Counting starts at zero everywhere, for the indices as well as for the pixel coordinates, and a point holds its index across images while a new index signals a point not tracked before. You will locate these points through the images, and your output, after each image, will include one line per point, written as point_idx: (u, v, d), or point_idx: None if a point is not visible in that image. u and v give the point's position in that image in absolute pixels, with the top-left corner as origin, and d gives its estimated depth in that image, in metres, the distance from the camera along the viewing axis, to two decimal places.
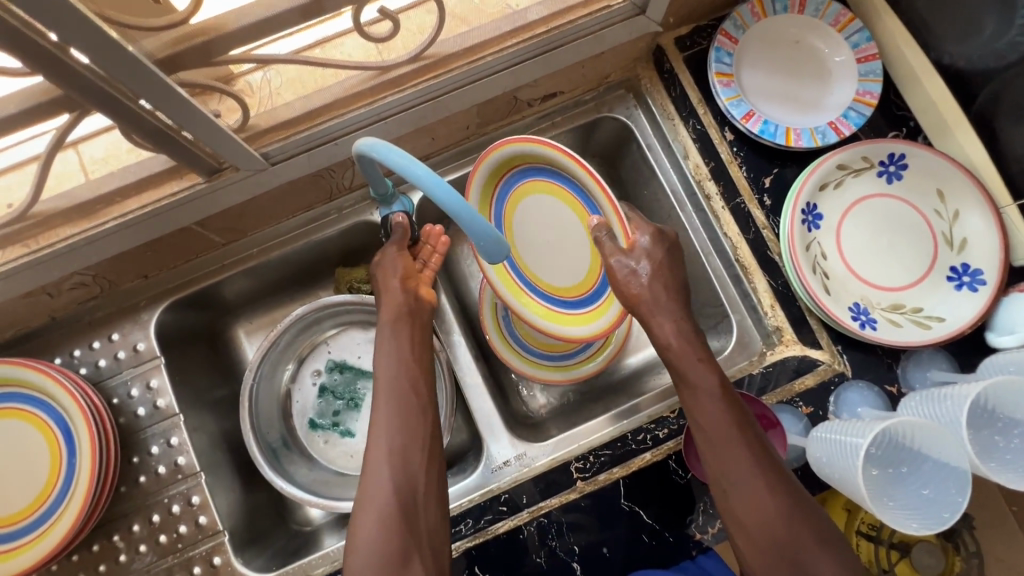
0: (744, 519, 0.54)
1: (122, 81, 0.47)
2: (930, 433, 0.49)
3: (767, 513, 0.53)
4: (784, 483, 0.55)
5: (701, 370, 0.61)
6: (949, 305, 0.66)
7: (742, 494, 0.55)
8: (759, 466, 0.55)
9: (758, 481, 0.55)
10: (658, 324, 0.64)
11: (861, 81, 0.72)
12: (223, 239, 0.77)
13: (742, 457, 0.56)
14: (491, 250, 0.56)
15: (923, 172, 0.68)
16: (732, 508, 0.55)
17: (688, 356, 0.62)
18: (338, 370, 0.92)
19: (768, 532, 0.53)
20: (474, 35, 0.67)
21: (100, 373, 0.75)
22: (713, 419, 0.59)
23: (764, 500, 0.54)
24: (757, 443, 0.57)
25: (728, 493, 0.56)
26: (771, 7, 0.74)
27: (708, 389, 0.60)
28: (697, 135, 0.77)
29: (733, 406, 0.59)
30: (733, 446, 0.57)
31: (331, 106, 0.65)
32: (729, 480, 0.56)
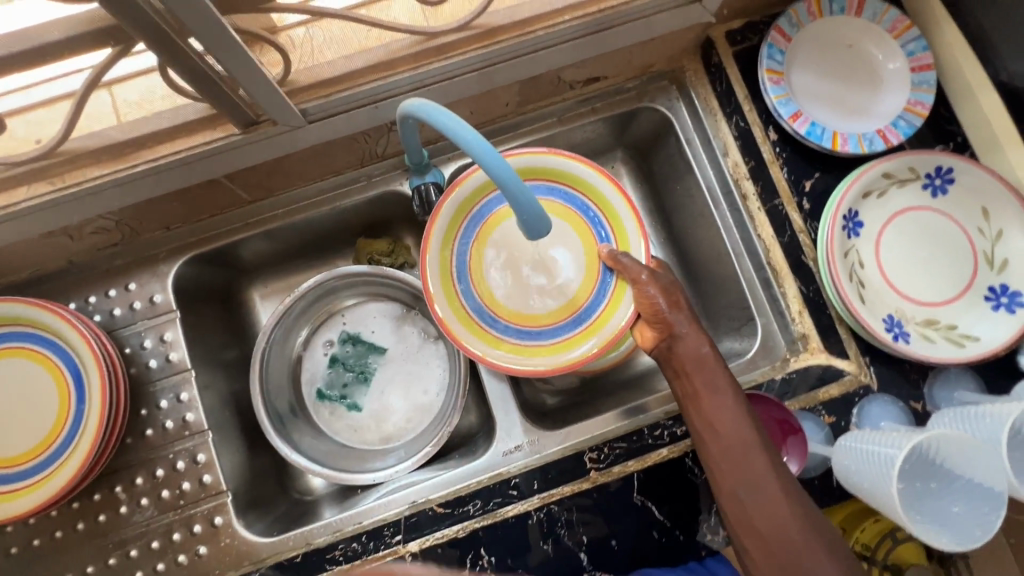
0: (760, 529, 0.55)
1: (176, 17, 0.46)
2: (971, 451, 0.47)
3: (787, 526, 0.54)
4: (799, 494, 0.56)
5: (721, 383, 0.61)
6: (985, 325, 0.65)
7: (760, 505, 0.56)
8: (775, 475, 0.57)
9: (778, 490, 0.55)
10: (682, 338, 0.64)
11: (913, 91, 0.70)
12: (250, 196, 0.76)
13: (761, 466, 0.57)
14: (534, 226, 0.54)
15: (970, 188, 0.67)
16: (750, 519, 0.55)
17: (709, 369, 0.62)
18: (351, 342, 0.91)
19: (784, 543, 0.54)
20: (525, 9, 0.65)
21: (114, 322, 0.74)
22: (732, 430, 0.59)
23: (779, 507, 0.55)
24: (772, 453, 0.58)
25: (744, 504, 0.56)
26: (828, 8, 0.72)
27: (729, 398, 0.60)
28: (739, 132, 0.75)
29: (751, 416, 0.60)
30: (752, 454, 0.57)
31: (375, 68, 0.64)
32: (746, 490, 0.56)
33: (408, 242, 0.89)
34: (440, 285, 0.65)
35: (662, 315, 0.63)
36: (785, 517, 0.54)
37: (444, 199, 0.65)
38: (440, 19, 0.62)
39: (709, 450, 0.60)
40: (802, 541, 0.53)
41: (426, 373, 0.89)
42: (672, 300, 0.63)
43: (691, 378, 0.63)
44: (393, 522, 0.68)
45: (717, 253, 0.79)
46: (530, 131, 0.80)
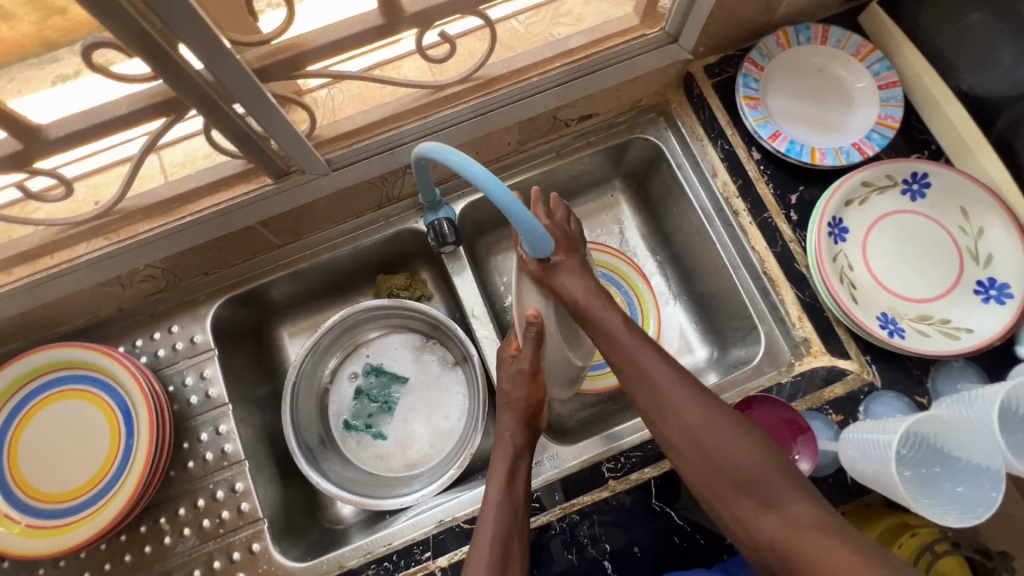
0: (678, 443, 0.58)
1: (224, 86, 0.55)
2: (963, 430, 0.51)
3: (698, 429, 0.57)
4: (708, 396, 0.59)
5: (606, 314, 0.64)
6: (977, 316, 0.68)
7: (669, 420, 0.59)
8: (678, 387, 0.59)
9: (684, 398, 0.58)
10: (564, 282, 0.65)
11: (883, 106, 0.76)
12: (279, 241, 0.83)
13: (662, 384, 0.59)
14: (537, 244, 0.61)
15: (945, 190, 0.72)
16: (662, 430, 0.59)
17: (591, 305, 0.64)
18: (375, 373, 0.96)
19: (701, 451, 0.56)
20: (519, 59, 0.74)
21: (158, 362, 0.80)
22: (628, 359, 0.62)
23: (684, 416, 0.58)
24: (673, 368, 0.61)
25: (656, 420, 0.60)
26: (796, 38, 0.79)
27: (615, 326, 0.63)
28: (725, 154, 0.81)
29: (642, 338, 0.63)
30: (652, 373, 0.60)
31: (389, 119, 0.72)
32: (653, 408, 0.60)
33: (424, 276, 0.96)
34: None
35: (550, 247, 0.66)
36: (693, 420, 0.57)
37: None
38: (445, 75, 0.72)
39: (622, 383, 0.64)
40: (716, 445, 0.56)
41: (446, 400, 0.94)
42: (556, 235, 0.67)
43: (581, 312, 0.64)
44: (422, 540, 0.72)
45: (715, 267, 0.83)
46: (529, 167, 0.87)
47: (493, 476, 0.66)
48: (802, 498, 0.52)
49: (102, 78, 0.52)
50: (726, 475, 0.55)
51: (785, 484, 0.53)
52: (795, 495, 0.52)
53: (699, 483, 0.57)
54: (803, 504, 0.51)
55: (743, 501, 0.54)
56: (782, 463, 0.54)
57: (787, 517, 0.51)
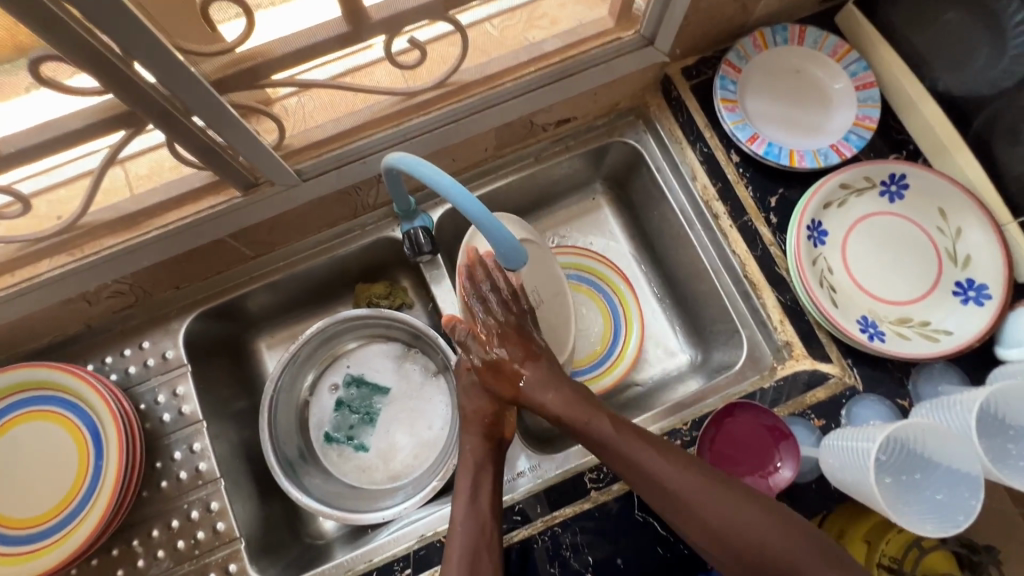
0: (707, 544, 0.57)
1: (181, 98, 0.53)
2: (941, 439, 0.50)
3: (727, 534, 0.56)
4: (719, 487, 0.58)
5: (563, 390, 0.65)
6: (956, 318, 0.68)
7: (682, 514, 0.58)
8: (671, 471, 0.59)
9: (702, 496, 0.57)
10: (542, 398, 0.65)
11: (860, 107, 0.76)
12: (253, 252, 0.81)
13: (653, 465, 0.59)
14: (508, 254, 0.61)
15: (923, 191, 0.71)
16: (681, 528, 0.58)
17: (576, 417, 0.63)
18: (356, 384, 0.94)
19: (729, 547, 0.56)
20: (494, 64, 0.72)
21: (130, 380, 0.78)
22: (627, 471, 0.60)
23: (699, 511, 0.57)
24: (672, 459, 0.60)
25: (665, 512, 0.59)
26: (773, 40, 0.79)
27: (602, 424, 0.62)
28: (704, 157, 0.80)
29: (630, 430, 0.62)
30: (637, 456, 0.60)
31: (361, 127, 0.71)
32: (663, 501, 0.59)
33: (404, 284, 0.95)
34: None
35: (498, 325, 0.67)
36: (725, 525, 0.56)
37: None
38: (418, 80, 0.69)
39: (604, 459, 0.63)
40: (744, 541, 0.56)
41: (429, 409, 0.92)
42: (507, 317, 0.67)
43: (560, 399, 0.64)
44: (403, 557, 0.71)
45: (697, 271, 0.83)
46: (506, 173, 0.86)
47: (458, 494, 0.66)
48: (839, 572, 0.54)
49: (50, 92, 0.50)
50: (762, 568, 0.56)
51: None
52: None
53: (735, 575, 0.57)
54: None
55: None
56: (825, 547, 0.55)
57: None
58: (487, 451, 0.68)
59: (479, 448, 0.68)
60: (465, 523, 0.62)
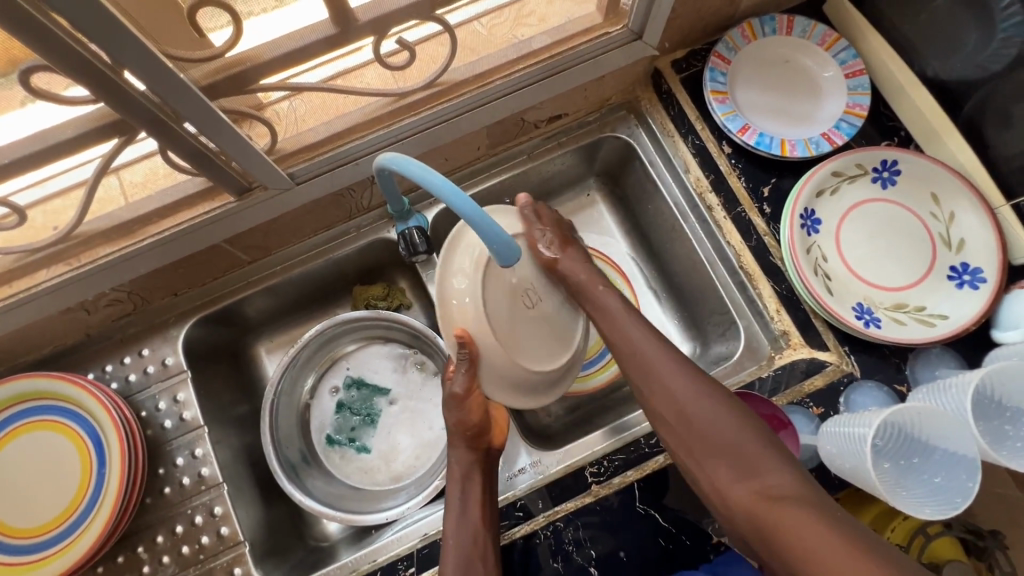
0: (664, 413, 0.61)
1: (171, 106, 0.54)
2: (937, 422, 0.50)
3: (685, 400, 0.60)
4: (693, 368, 0.62)
5: (605, 295, 0.66)
6: (951, 302, 0.68)
7: (656, 386, 0.62)
8: (667, 358, 0.63)
9: (684, 385, 0.60)
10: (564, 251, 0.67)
11: (850, 95, 0.76)
12: (249, 257, 0.81)
13: (654, 354, 0.63)
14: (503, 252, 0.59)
15: (915, 177, 0.71)
16: (648, 399, 0.62)
17: (583, 272, 0.67)
18: (356, 386, 0.95)
19: (678, 415, 0.60)
20: (483, 63, 0.72)
21: (130, 388, 0.78)
22: (625, 342, 0.65)
23: (669, 382, 0.61)
24: (661, 342, 0.64)
25: (644, 391, 0.63)
26: (761, 30, 0.79)
27: (612, 298, 0.67)
28: (696, 149, 0.80)
29: (637, 317, 0.66)
30: (641, 344, 0.64)
31: (352, 129, 0.71)
32: (643, 380, 0.63)
33: (401, 285, 0.95)
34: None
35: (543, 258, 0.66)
36: (679, 390, 0.60)
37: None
38: (409, 80, 0.69)
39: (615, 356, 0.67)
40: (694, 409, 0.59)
41: (430, 409, 0.93)
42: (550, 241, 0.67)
43: (573, 293, 0.66)
44: (406, 556, 0.71)
45: (693, 263, 0.83)
46: (499, 171, 0.86)
47: (450, 505, 0.66)
48: (781, 466, 0.54)
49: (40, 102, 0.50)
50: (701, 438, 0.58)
51: (765, 452, 0.55)
52: (762, 452, 0.55)
53: (676, 446, 0.60)
54: (771, 462, 0.54)
55: (723, 470, 0.56)
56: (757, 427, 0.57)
57: (762, 483, 0.53)
58: (474, 460, 0.68)
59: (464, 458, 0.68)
60: (457, 534, 0.63)
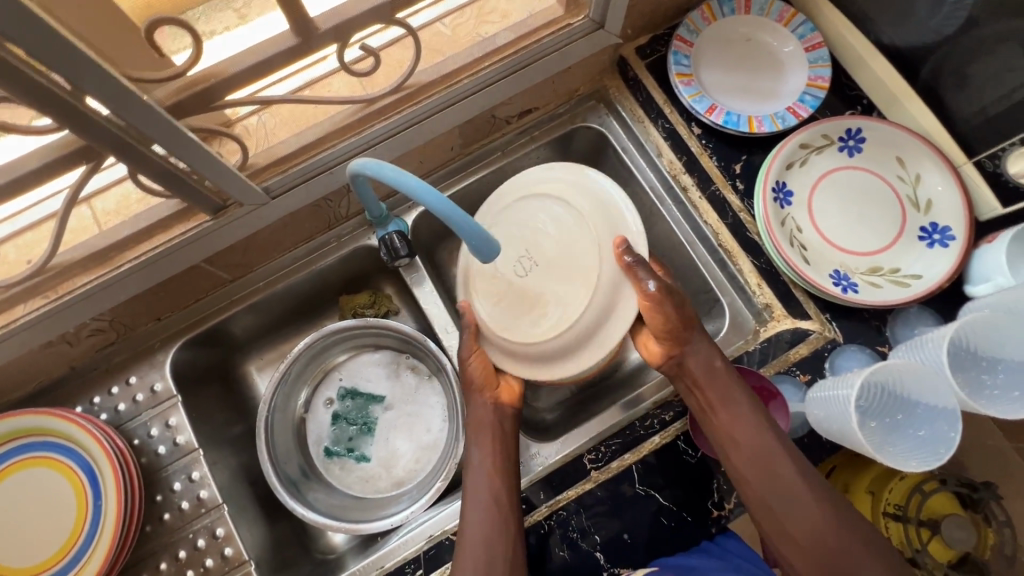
0: (797, 537, 0.61)
1: (136, 128, 0.53)
2: (916, 375, 0.52)
3: (822, 529, 0.60)
4: (823, 487, 0.62)
5: (733, 392, 0.66)
6: (924, 262, 0.70)
7: (790, 510, 0.61)
8: (801, 478, 0.62)
9: (822, 515, 0.60)
10: (691, 354, 0.68)
11: (812, 68, 0.77)
12: (230, 275, 0.81)
13: (787, 473, 0.62)
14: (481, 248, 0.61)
15: (880, 143, 0.73)
16: (781, 520, 0.61)
17: (720, 382, 0.66)
18: (350, 396, 0.95)
19: (818, 542, 0.60)
20: (449, 62, 0.74)
21: (120, 417, 0.78)
22: (760, 461, 0.63)
23: (805, 506, 0.61)
24: (798, 462, 0.63)
25: (776, 510, 0.62)
26: (720, 11, 0.80)
27: (747, 412, 0.65)
28: (667, 133, 0.81)
29: (773, 431, 0.64)
30: (775, 460, 0.62)
31: (323, 139, 0.71)
32: (773, 498, 0.62)
33: (387, 291, 0.95)
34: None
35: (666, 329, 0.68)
36: (811, 509, 0.61)
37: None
38: (377, 86, 0.71)
39: (729, 459, 0.64)
40: (836, 540, 0.59)
41: (427, 412, 0.93)
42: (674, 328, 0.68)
43: (702, 390, 0.67)
44: (413, 559, 0.73)
45: (673, 245, 0.84)
46: (475, 170, 0.87)
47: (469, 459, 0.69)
48: None
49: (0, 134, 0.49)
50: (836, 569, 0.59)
51: None
52: None
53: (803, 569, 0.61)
54: None
55: None
56: (871, 543, 0.60)
57: None
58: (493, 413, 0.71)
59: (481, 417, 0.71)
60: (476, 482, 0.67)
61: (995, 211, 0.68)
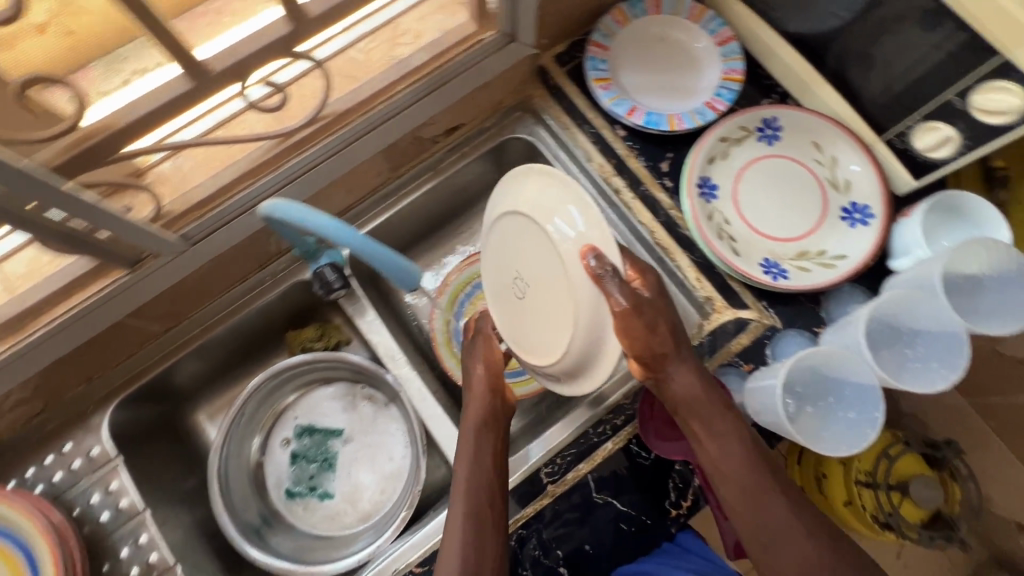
0: None
1: (21, 192, 0.50)
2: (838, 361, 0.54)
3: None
4: (822, 525, 0.55)
5: (724, 418, 0.58)
6: (848, 242, 0.72)
7: (786, 551, 0.54)
8: (794, 513, 0.55)
9: (822, 558, 0.53)
10: (674, 378, 0.59)
11: (725, 61, 0.79)
12: (162, 326, 0.78)
13: (779, 508, 0.55)
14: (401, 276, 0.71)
15: (794, 130, 0.75)
16: (775, 561, 0.54)
17: (706, 410, 0.58)
18: (307, 434, 0.92)
19: None
20: (364, 89, 0.73)
21: (56, 488, 0.74)
22: (751, 494, 0.56)
23: (802, 547, 0.54)
24: (790, 494, 0.56)
25: (770, 549, 0.54)
26: (631, 13, 0.81)
27: (736, 441, 0.57)
28: (594, 138, 0.82)
29: (764, 461, 0.57)
30: (768, 493, 0.56)
31: (239, 179, 0.69)
32: (767, 536, 0.55)
33: (337, 321, 0.93)
34: (448, 355, 0.84)
35: (643, 353, 0.57)
36: (812, 556, 0.53)
37: (467, 261, 0.90)
38: (294, 118, 0.70)
39: (719, 490, 0.58)
40: None
41: (388, 441, 0.91)
42: (657, 352, 0.57)
43: (688, 413, 0.59)
44: None
45: None
46: (408, 191, 0.86)
47: (463, 452, 0.63)
48: None
49: None
50: None
51: None
52: None
53: None
54: None
55: None
56: None
57: None
58: (496, 406, 0.65)
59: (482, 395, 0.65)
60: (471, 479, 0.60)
61: (910, 185, 0.70)
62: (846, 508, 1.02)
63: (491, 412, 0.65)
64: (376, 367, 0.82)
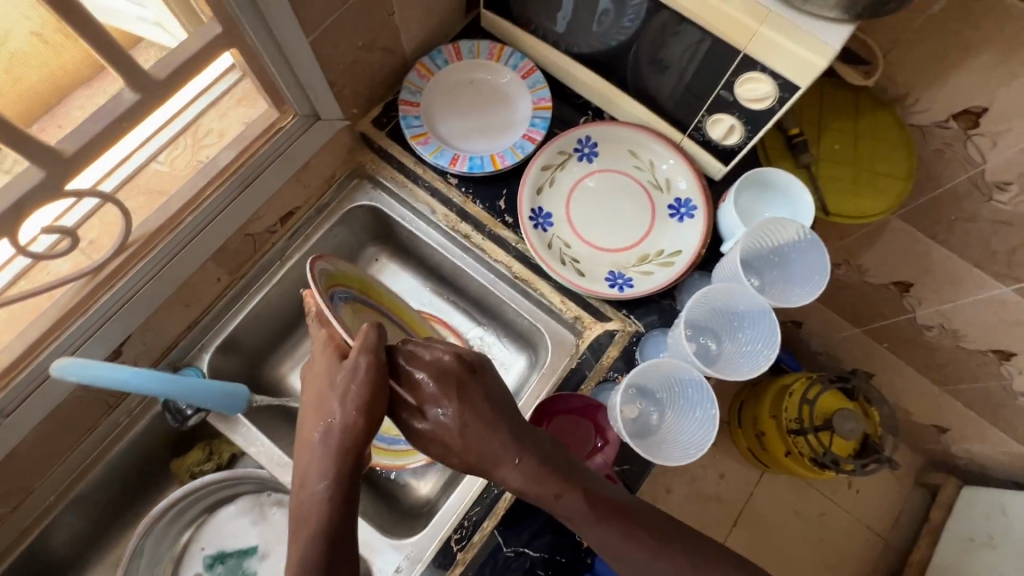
0: None
1: None
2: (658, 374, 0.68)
3: None
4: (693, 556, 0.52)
5: (565, 494, 0.53)
6: (680, 237, 0.76)
7: None
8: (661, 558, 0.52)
9: None
10: (497, 463, 0.54)
11: (532, 92, 0.81)
12: (8, 505, 0.71)
13: (646, 558, 0.52)
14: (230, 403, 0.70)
15: (609, 143, 0.79)
16: None
17: (546, 493, 0.53)
18: (219, 562, 0.86)
19: None
20: (174, 201, 0.69)
21: None
22: (616, 555, 0.52)
23: None
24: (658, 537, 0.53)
25: None
26: (433, 65, 0.82)
27: (587, 507, 0.53)
28: (430, 191, 0.82)
29: (624, 515, 0.53)
30: (631, 551, 0.52)
31: (48, 332, 0.64)
32: None
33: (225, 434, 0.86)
34: None
35: (464, 453, 0.54)
36: None
37: None
38: (102, 250, 0.65)
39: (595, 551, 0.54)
40: None
41: None
42: (461, 449, 0.54)
43: (534, 491, 0.53)
44: None
45: (480, 290, 0.85)
46: (261, 285, 0.83)
47: (312, 516, 0.48)
48: None
49: None
50: None
51: None
52: None
53: None
54: None
55: None
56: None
57: None
58: (353, 453, 0.50)
59: (348, 423, 0.50)
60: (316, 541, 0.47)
61: (722, 169, 0.75)
62: (790, 457, 1.20)
63: (353, 453, 0.50)
64: (270, 474, 0.78)
